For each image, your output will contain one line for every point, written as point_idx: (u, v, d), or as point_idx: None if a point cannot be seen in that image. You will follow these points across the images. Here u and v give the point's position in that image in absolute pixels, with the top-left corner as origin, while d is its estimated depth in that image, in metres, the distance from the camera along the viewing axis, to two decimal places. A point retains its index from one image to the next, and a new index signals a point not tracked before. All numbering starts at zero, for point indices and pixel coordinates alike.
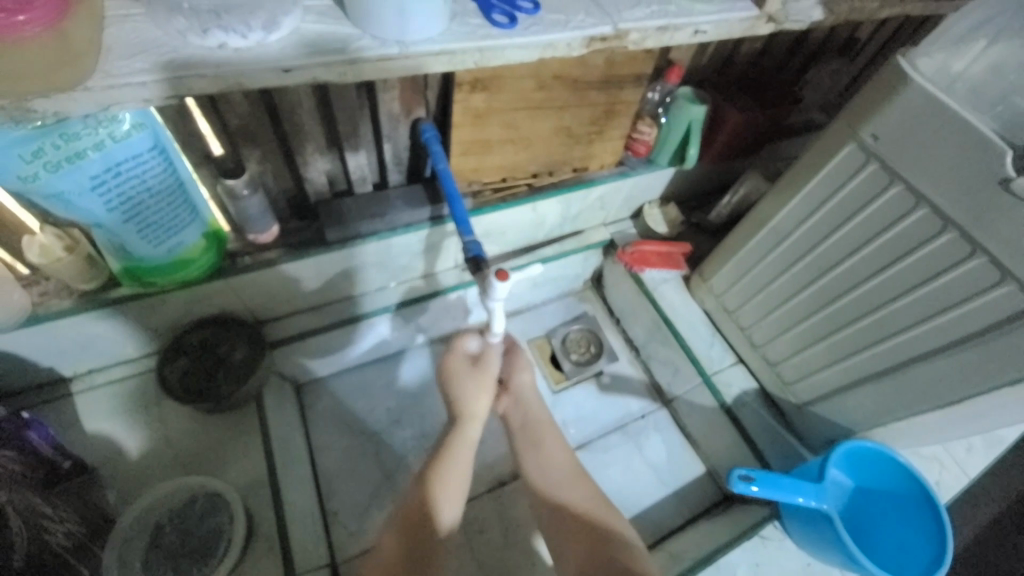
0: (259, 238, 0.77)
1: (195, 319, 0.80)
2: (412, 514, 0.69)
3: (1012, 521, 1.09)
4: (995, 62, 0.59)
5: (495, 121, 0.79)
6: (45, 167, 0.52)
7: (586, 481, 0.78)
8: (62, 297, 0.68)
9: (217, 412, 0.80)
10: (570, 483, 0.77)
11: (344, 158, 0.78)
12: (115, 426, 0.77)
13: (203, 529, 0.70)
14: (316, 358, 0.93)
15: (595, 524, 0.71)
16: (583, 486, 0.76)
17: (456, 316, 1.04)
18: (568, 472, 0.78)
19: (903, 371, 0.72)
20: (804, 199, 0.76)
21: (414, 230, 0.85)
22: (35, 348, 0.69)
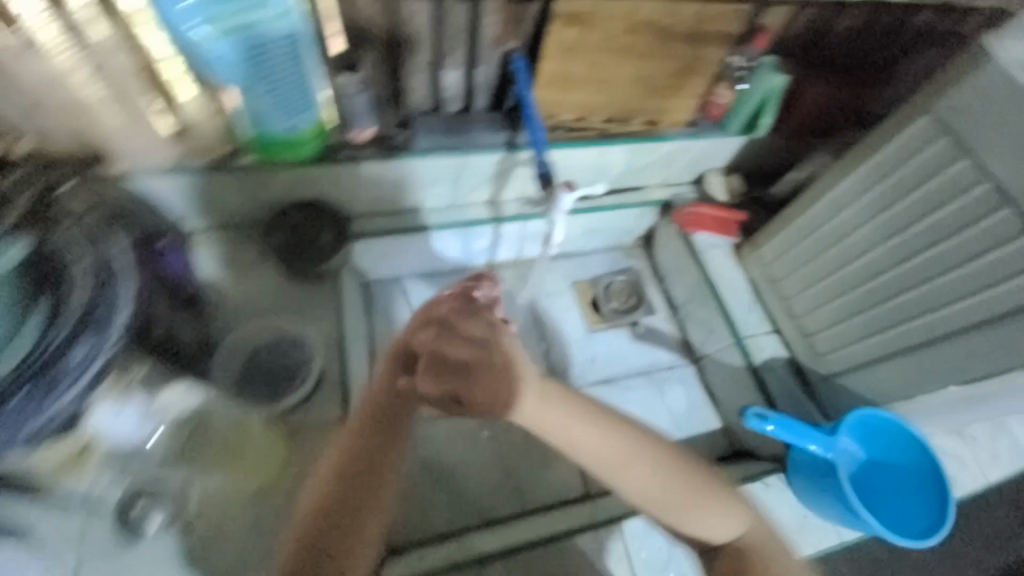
0: (357, 136, 0.87)
1: (294, 200, 0.92)
2: (364, 424, 0.66)
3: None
4: None
5: (581, 58, 0.85)
6: (218, 22, 0.65)
7: (648, 464, 0.64)
8: (199, 158, 0.82)
9: (303, 279, 0.94)
10: (621, 471, 0.64)
11: (439, 76, 0.87)
12: (220, 276, 0.91)
13: (288, 360, 0.86)
14: (382, 256, 1.05)
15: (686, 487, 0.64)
16: (646, 472, 0.63)
17: (513, 244, 1.13)
18: (623, 461, 0.62)
19: (938, 344, 0.76)
20: (868, 170, 0.78)
21: (489, 151, 0.93)
22: (175, 197, 0.84)
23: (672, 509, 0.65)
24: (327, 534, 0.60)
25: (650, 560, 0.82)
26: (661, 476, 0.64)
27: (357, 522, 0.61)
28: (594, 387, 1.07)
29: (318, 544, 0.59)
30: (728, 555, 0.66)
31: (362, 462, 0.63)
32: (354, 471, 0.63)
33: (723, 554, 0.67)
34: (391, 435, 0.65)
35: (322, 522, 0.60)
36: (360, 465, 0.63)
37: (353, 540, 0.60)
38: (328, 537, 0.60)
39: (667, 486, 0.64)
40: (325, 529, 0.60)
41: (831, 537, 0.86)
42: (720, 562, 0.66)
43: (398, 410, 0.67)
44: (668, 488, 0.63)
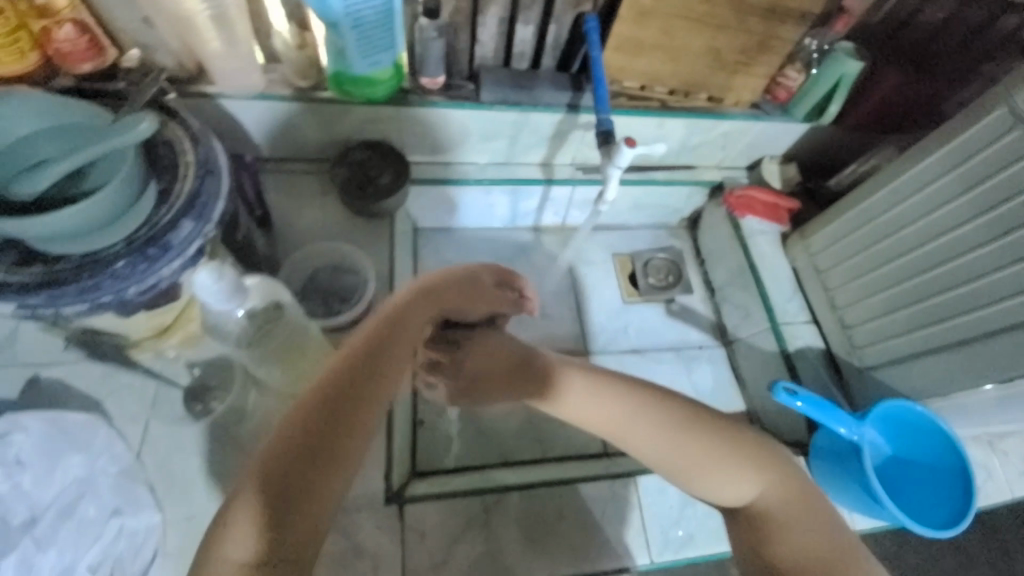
0: (428, 83, 0.92)
1: (363, 139, 0.98)
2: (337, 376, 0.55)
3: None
4: None
5: (654, 23, 0.86)
6: None
7: (652, 425, 0.67)
8: (284, 87, 0.88)
9: (361, 215, 0.98)
10: (623, 433, 0.68)
11: (513, 30, 0.90)
12: (286, 202, 0.97)
13: (342, 283, 0.89)
14: (435, 205, 1.10)
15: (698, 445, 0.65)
16: (648, 432, 0.67)
17: (561, 208, 1.16)
18: (619, 425, 0.69)
19: (981, 342, 0.74)
20: (935, 160, 0.77)
21: (552, 110, 0.96)
22: (257, 121, 0.90)
23: (681, 469, 0.65)
24: (303, 456, 0.49)
25: (664, 514, 0.81)
26: (674, 437, 0.65)
27: (338, 445, 0.51)
28: (623, 355, 1.10)
29: (288, 470, 0.48)
30: (750, 519, 0.63)
31: (363, 371, 0.56)
32: (349, 384, 0.55)
33: (742, 515, 0.63)
34: (393, 351, 0.60)
35: (292, 446, 0.49)
36: (361, 373, 0.56)
37: (331, 466, 0.50)
38: (300, 463, 0.49)
39: (672, 445, 0.65)
40: (295, 455, 0.49)
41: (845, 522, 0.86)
42: (738, 523, 0.64)
43: (404, 327, 0.63)
44: (676, 451, 0.65)
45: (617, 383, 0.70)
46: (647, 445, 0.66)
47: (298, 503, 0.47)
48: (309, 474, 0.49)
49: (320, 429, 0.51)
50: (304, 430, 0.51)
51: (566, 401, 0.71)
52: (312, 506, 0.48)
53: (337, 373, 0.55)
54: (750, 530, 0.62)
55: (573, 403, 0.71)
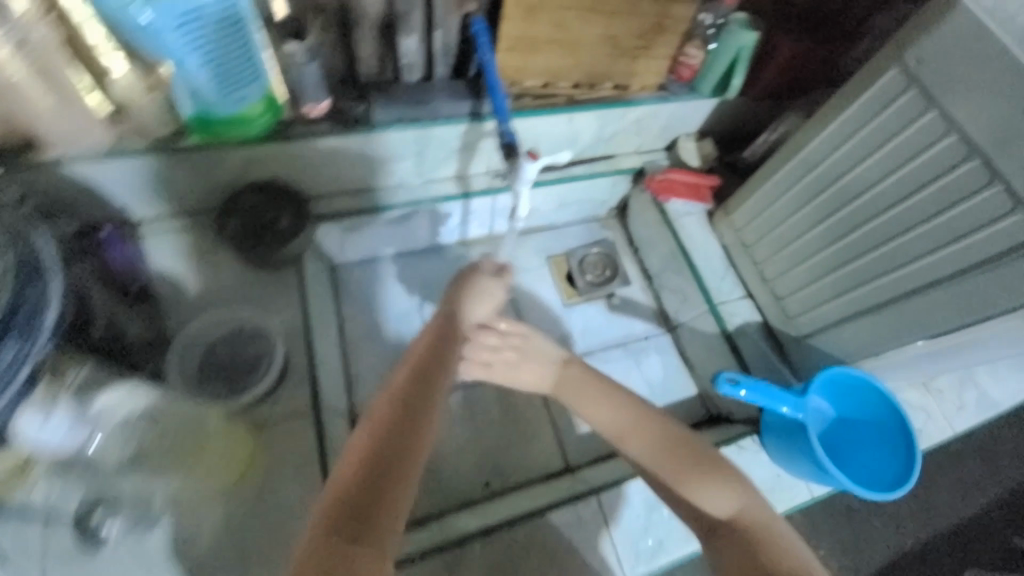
0: (311, 111, 0.82)
1: (249, 182, 0.87)
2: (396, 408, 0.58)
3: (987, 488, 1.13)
4: None
5: (544, 18, 0.81)
6: None
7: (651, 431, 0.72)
8: (138, 139, 0.76)
9: (264, 267, 0.88)
10: (627, 436, 0.73)
11: (395, 43, 0.82)
12: (174, 266, 0.86)
13: (249, 352, 0.80)
14: (349, 240, 1.00)
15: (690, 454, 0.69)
16: (645, 438, 0.72)
17: (483, 220, 1.10)
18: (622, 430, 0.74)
19: (901, 303, 0.74)
20: (836, 128, 0.76)
21: (455, 123, 0.89)
22: (113, 182, 0.78)
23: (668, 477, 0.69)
24: (365, 491, 0.50)
25: (632, 526, 0.80)
26: (665, 448, 0.71)
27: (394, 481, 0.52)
28: None
29: (357, 500, 0.49)
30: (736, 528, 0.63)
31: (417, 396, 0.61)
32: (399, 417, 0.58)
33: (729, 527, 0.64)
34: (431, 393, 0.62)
35: (356, 482, 0.50)
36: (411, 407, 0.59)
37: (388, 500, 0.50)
38: (361, 495, 0.49)
39: (669, 453, 0.70)
40: (359, 488, 0.50)
41: (802, 493, 0.87)
42: (725, 541, 0.63)
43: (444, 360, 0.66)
44: (669, 457, 0.70)
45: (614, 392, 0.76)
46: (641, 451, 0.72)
47: (366, 529, 0.47)
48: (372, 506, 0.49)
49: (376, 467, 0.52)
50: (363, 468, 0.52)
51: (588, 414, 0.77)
52: (378, 533, 0.47)
53: (388, 408, 0.58)
54: (739, 538, 0.62)
55: (591, 414, 0.77)
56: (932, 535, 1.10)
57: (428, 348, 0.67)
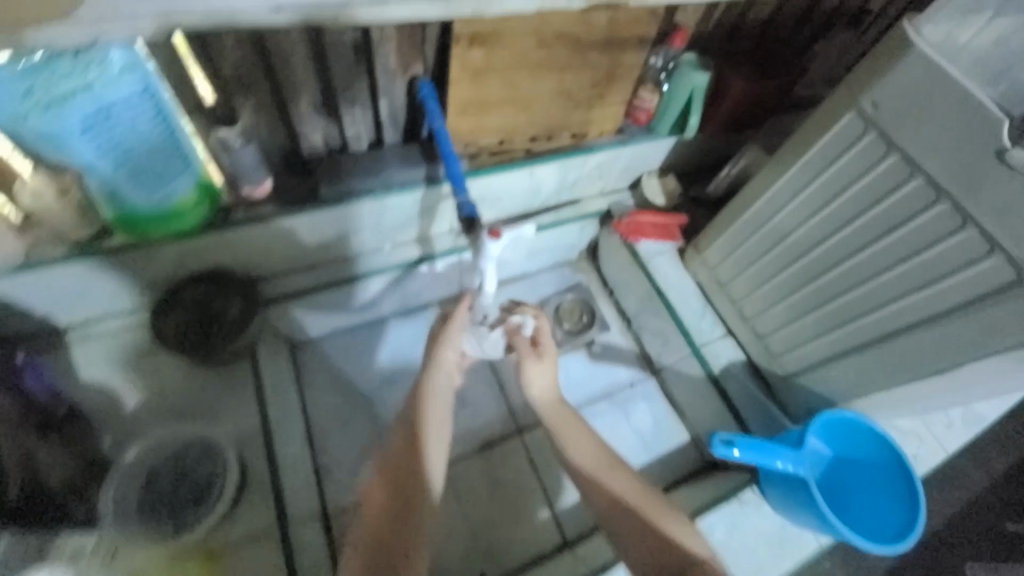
0: (253, 193, 0.76)
1: (189, 273, 0.79)
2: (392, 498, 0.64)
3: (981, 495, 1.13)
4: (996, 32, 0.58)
5: (493, 79, 0.77)
6: (36, 106, 0.52)
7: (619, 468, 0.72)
8: (56, 245, 0.68)
9: (213, 364, 0.81)
10: (603, 474, 0.71)
11: (339, 115, 0.77)
12: (111, 376, 0.77)
13: (196, 475, 0.72)
14: (308, 318, 0.93)
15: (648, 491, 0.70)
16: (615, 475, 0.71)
17: (450, 281, 1.04)
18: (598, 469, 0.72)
19: (888, 342, 0.72)
20: (799, 170, 0.75)
21: (409, 190, 0.84)
22: (30, 294, 0.70)
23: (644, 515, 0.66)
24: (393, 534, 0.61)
25: None
26: (625, 478, 0.70)
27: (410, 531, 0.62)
28: None
29: None
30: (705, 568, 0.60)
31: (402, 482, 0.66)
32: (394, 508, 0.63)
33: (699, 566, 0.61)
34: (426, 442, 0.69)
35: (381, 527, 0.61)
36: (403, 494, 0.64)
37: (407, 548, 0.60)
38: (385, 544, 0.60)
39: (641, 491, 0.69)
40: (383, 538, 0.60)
41: (810, 543, 0.83)
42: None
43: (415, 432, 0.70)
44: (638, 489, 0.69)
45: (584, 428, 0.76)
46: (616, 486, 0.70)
47: None
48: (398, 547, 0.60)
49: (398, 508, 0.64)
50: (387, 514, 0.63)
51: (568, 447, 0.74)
52: None
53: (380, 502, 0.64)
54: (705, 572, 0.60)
55: (572, 449, 0.74)
56: (930, 547, 1.10)
57: (423, 395, 0.73)
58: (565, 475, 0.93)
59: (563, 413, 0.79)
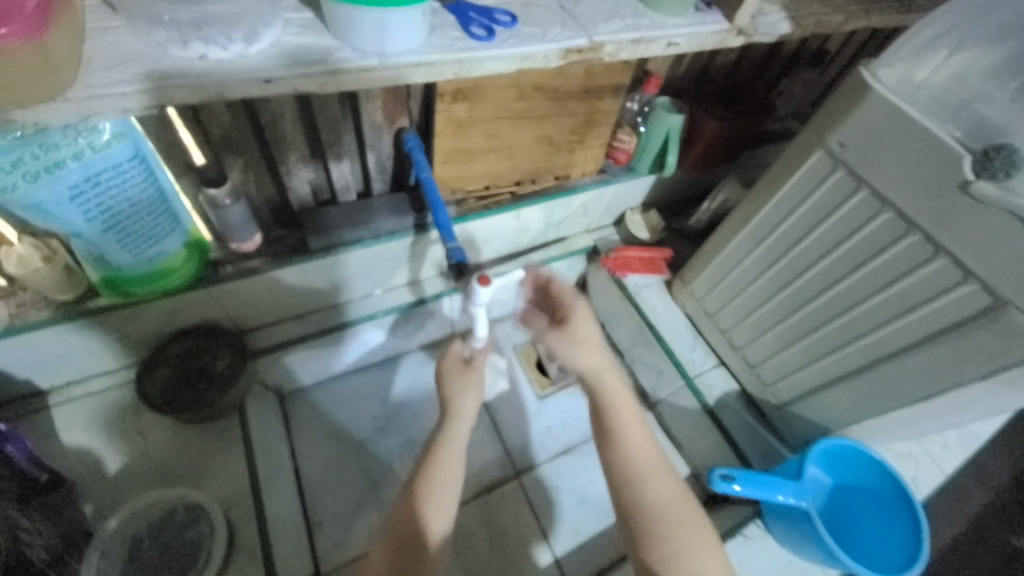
0: (241, 247, 0.76)
1: (177, 329, 0.78)
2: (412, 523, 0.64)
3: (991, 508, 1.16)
4: (952, 69, 0.59)
5: (477, 130, 0.80)
6: (24, 177, 0.53)
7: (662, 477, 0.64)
8: (40, 308, 0.68)
9: (202, 421, 0.79)
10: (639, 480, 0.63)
11: (328, 168, 0.79)
12: (93, 438, 0.75)
13: (181, 542, 0.68)
14: (299, 368, 0.92)
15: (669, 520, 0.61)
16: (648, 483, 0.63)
17: (442, 324, 1.04)
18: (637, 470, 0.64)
19: (877, 369, 0.73)
20: (777, 205, 0.78)
21: (398, 237, 0.85)
22: (10, 359, 0.68)
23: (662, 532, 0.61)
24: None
25: None
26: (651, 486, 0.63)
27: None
28: (554, 461, 0.97)
29: None
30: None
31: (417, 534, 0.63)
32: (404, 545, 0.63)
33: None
34: (439, 488, 0.65)
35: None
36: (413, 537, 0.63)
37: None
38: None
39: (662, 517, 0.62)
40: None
41: None
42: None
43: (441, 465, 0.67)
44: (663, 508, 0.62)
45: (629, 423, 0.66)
46: (663, 493, 0.63)
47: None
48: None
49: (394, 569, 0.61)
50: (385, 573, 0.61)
51: (616, 438, 0.65)
52: None
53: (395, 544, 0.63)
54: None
55: (622, 441, 0.65)
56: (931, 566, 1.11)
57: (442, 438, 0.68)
58: (561, 518, 0.91)
59: (616, 394, 0.67)
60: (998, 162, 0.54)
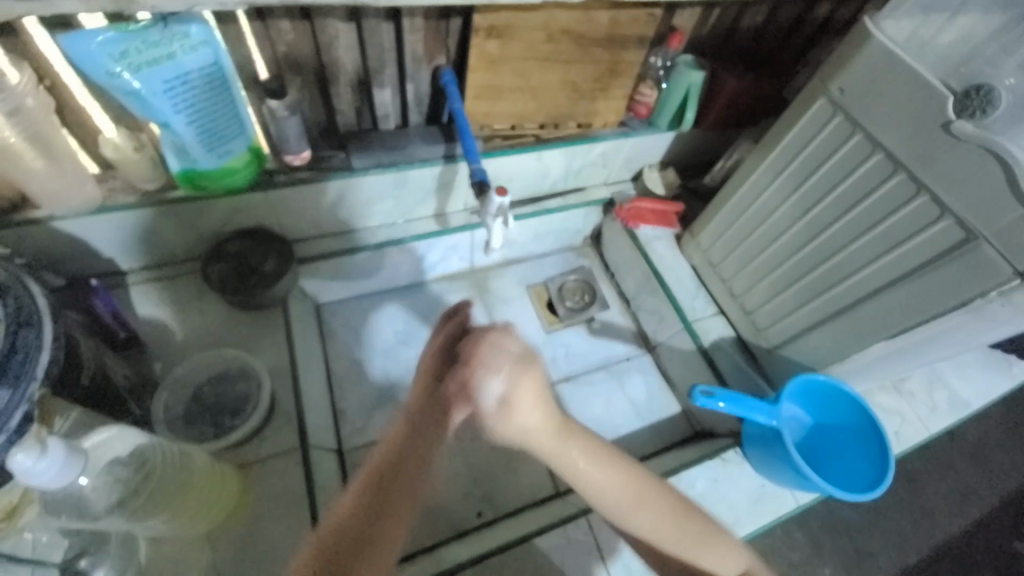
0: (293, 160, 0.87)
1: (235, 229, 0.90)
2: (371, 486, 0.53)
3: (942, 488, 1.26)
4: (959, 27, 0.63)
5: (507, 68, 0.89)
6: (129, 67, 0.64)
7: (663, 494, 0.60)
8: (127, 193, 0.80)
9: (250, 309, 0.91)
10: (642, 501, 0.58)
11: (372, 95, 0.88)
12: (161, 313, 0.88)
13: (235, 392, 0.81)
14: (332, 280, 1.03)
15: (675, 522, 0.59)
16: (654, 505, 0.59)
17: (464, 255, 1.13)
18: (639, 491, 0.58)
19: (857, 308, 0.78)
20: (779, 154, 0.83)
21: (430, 165, 0.94)
22: (99, 235, 0.81)
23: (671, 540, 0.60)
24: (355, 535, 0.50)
25: (631, 559, 0.78)
26: (657, 497, 0.59)
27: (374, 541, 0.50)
28: (558, 385, 1.08)
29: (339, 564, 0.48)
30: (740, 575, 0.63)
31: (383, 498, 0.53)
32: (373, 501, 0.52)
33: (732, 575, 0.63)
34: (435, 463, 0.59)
35: (340, 536, 0.49)
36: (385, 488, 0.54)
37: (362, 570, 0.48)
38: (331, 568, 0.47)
39: (672, 521, 0.59)
40: (337, 547, 0.49)
41: (788, 502, 0.88)
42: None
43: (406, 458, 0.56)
44: (677, 520, 0.59)
45: (602, 457, 0.57)
46: (666, 511, 0.59)
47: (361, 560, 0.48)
48: (351, 571, 0.47)
49: (371, 512, 0.51)
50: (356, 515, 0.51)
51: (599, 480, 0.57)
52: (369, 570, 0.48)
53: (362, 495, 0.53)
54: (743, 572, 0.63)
55: (612, 479, 0.57)
56: (895, 521, 1.21)
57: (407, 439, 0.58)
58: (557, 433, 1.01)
59: (589, 448, 0.57)
60: (976, 101, 0.59)
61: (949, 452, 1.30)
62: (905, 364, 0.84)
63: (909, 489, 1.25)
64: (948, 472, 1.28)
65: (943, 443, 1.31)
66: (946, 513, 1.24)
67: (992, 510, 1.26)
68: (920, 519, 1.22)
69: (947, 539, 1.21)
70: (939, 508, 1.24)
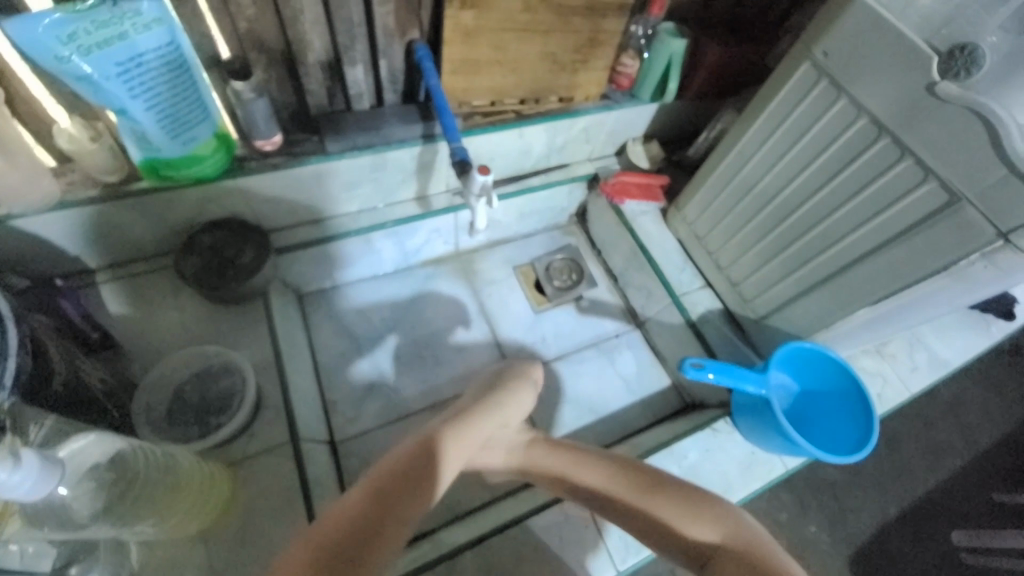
0: (263, 145, 0.83)
1: (207, 220, 0.86)
2: (381, 488, 0.53)
3: (921, 447, 1.31)
4: None
5: (483, 40, 0.85)
6: (78, 50, 0.59)
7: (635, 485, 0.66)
8: (87, 187, 0.76)
9: (228, 302, 0.87)
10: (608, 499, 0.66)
11: (343, 73, 0.84)
12: (135, 311, 0.85)
13: (219, 387, 0.79)
14: (313, 269, 1.00)
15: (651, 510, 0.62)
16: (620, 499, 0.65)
17: (448, 237, 1.10)
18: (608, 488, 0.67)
19: (842, 276, 0.79)
20: (762, 123, 0.82)
21: (408, 146, 0.91)
22: (61, 232, 0.77)
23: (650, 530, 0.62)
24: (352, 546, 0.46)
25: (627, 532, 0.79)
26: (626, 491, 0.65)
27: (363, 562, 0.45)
28: (547, 366, 1.08)
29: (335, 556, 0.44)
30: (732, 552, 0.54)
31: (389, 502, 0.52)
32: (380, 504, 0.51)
33: (720, 555, 0.55)
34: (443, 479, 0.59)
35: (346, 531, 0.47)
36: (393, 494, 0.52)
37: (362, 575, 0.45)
38: None
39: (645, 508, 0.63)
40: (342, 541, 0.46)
41: (777, 467, 0.90)
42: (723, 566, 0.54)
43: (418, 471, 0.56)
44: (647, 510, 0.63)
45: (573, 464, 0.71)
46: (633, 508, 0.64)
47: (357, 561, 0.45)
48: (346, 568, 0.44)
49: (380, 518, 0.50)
50: (356, 518, 0.49)
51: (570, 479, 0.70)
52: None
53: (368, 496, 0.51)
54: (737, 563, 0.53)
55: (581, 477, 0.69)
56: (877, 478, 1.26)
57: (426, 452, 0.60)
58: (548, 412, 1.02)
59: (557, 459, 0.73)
60: (961, 61, 0.59)
61: (927, 410, 1.35)
62: (893, 326, 0.86)
63: (889, 448, 1.30)
64: (927, 431, 1.33)
65: (922, 403, 1.35)
66: (925, 469, 1.29)
67: (969, 465, 1.31)
68: (900, 475, 1.27)
69: (927, 494, 1.26)
70: (919, 465, 1.29)
